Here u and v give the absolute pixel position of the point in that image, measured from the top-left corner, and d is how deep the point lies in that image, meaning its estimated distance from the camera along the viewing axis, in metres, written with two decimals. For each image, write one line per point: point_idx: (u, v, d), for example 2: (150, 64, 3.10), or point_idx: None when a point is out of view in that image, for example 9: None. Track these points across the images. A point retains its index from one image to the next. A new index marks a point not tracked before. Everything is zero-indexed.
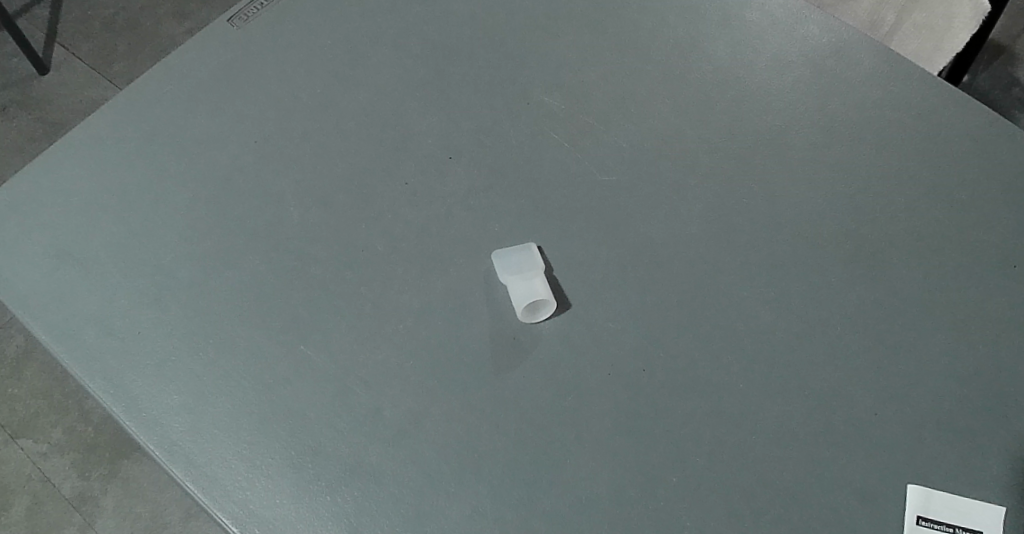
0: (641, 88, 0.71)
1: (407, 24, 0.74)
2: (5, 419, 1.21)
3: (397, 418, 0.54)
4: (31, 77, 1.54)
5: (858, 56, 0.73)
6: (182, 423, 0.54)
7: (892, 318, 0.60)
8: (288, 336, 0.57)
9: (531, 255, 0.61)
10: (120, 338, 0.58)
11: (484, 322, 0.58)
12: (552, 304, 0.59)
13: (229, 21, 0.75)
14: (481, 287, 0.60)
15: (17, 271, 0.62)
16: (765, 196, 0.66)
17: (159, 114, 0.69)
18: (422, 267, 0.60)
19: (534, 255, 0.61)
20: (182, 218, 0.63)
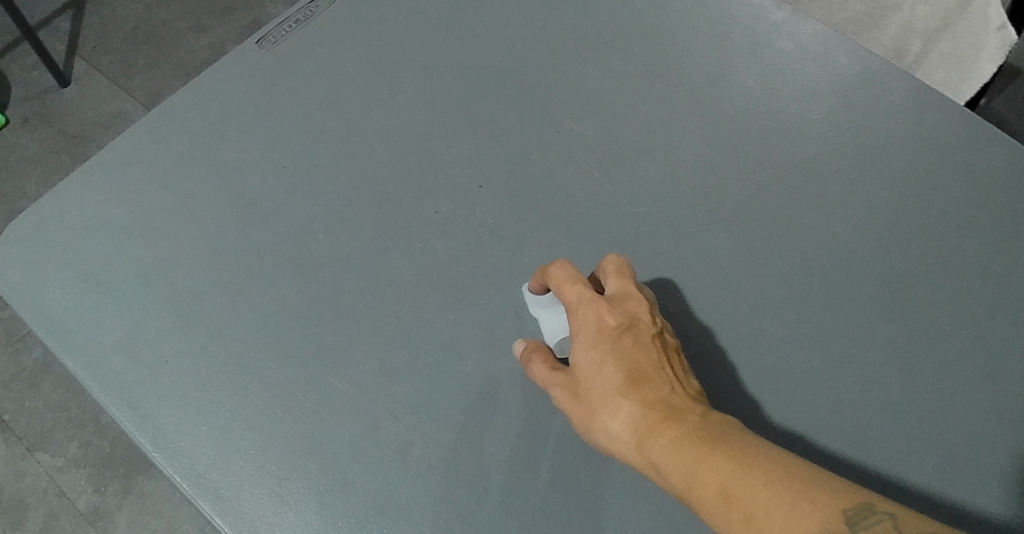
0: (671, 117, 0.71)
1: (437, 48, 0.74)
2: (23, 432, 1.21)
3: (426, 453, 0.54)
4: (52, 90, 1.55)
5: (888, 86, 0.73)
6: (210, 455, 0.54)
7: (924, 356, 0.60)
8: (318, 369, 0.57)
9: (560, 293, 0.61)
10: (148, 368, 0.58)
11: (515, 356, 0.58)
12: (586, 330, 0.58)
13: (257, 43, 0.74)
14: (512, 321, 0.60)
15: (43, 296, 0.61)
16: (796, 228, 0.65)
17: (186, 138, 0.68)
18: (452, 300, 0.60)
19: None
20: (210, 246, 0.62)
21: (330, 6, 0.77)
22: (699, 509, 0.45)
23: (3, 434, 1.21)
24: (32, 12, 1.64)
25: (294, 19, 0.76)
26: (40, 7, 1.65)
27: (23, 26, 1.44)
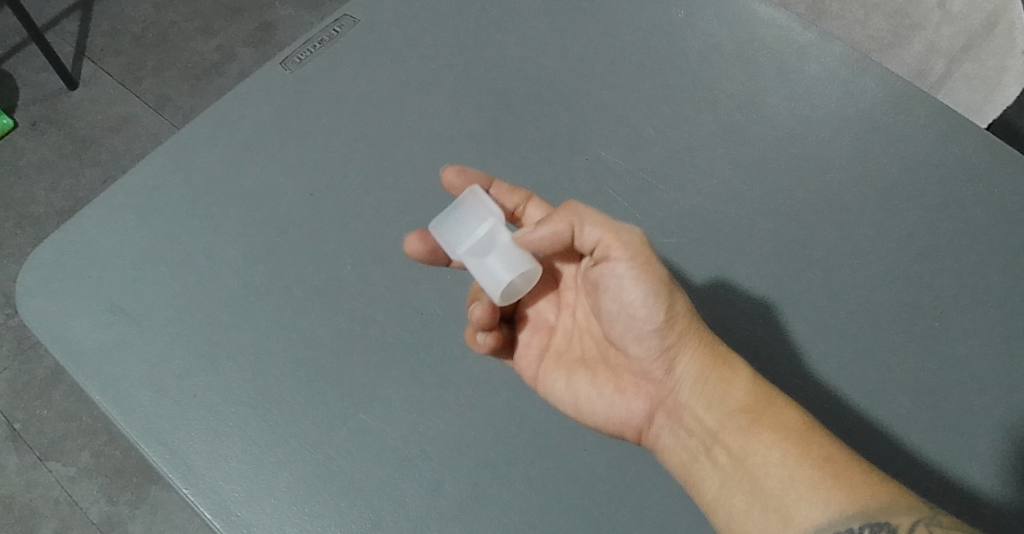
0: (699, 144, 0.71)
1: (463, 70, 0.74)
2: (34, 441, 1.21)
3: (459, 491, 0.54)
4: (60, 92, 1.53)
5: (917, 112, 0.72)
6: (241, 492, 0.53)
7: (944, 394, 0.61)
8: (348, 404, 0.56)
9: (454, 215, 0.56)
10: (175, 401, 0.57)
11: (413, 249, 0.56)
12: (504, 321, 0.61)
13: (282, 64, 0.73)
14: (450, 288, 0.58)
15: (69, 325, 0.60)
16: (824, 261, 0.66)
17: (211, 162, 0.67)
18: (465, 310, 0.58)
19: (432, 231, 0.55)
20: (237, 275, 0.62)
21: (355, 25, 0.76)
22: (772, 441, 0.49)
23: (14, 443, 1.21)
24: (40, 13, 1.62)
25: (318, 39, 0.75)
26: (48, 8, 1.62)
27: (32, 29, 1.42)
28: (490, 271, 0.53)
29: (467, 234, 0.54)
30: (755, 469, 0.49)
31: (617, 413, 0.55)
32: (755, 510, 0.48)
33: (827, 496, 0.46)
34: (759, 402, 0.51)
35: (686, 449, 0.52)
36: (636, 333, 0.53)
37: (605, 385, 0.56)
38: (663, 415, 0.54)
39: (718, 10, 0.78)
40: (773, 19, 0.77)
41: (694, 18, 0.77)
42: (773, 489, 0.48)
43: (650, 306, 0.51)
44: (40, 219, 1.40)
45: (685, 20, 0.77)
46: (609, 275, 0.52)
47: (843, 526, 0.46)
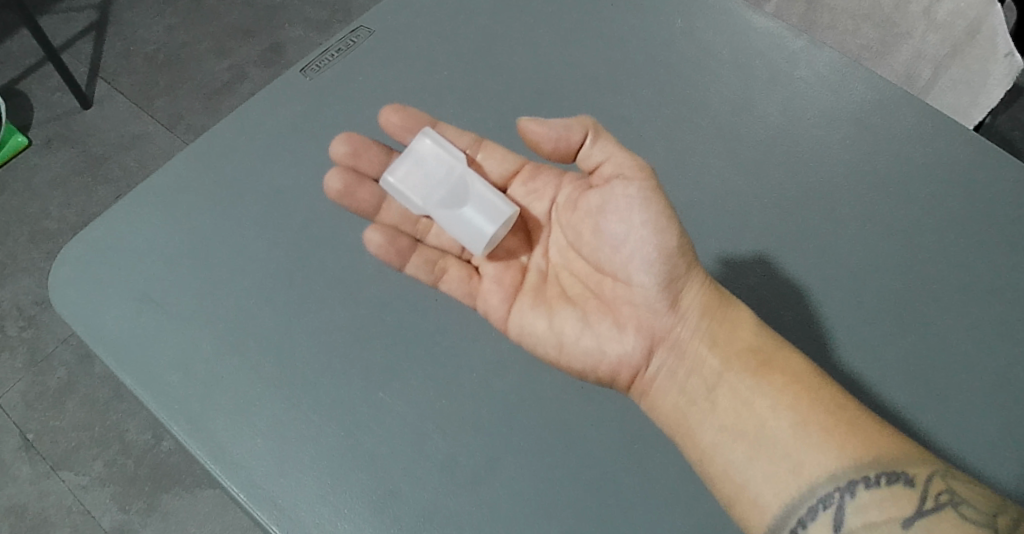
0: (698, 144, 0.75)
1: (472, 77, 0.78)
2: (46, 450, 1.17)
3: (474, 464, 0.57)
4: (74, 112, 1.50)
5: (903, 111, 0.76)
6: (265, 467, 0.56)
7: (933, 376, 0.65)
8: (368, 384, 0.59)
9: (414, 172, 0.61)
10: (201, 383, 0.60)
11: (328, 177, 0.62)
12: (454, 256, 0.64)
13: (302, 71, 0.77)
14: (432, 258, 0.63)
15: (99, 315, 0.63)
16: (817, 251, 0.70)
17: (235, 161, 0.71)
18: (461, 284, 0.62)
19: (398, 182, 0.61)
20: (261, 264, 0.65)
21: (370, 35, 0.80)
22: (781, 379, 0.54)
23: (26, 453, 1.16)
24: (54, 34, 1.61)
25: (337, 49, 0.78)
26: (63, 30, 1.61)
27: (46, 46, 1.40)
28: (471, 223, 0.60)
29: (443, 190, 0.60)
30: (763, 411, 0.54)
31: (615, 351, 0.58)
32: (763, 458, 0.53)
33: (842, 444, 0.51)
34: (768, 347, 0.56)
35: (684, 392, 0.57)
36: (641, 265, 0.57)
37: (595, 320, 0.59)
38: (658, 351, 0.58)
39: (715, 20, 0.82)
40: (766, 28, 0.81)
41: (691, 28, 0.81)
42: (782, 434, 0.53)
43: (660, 236, 0.56)
44: (54, 235, 1.36)
45: (682, 29, 0.81)
46: (619, 198, 0.56)
47: (851, 464, 0.50)
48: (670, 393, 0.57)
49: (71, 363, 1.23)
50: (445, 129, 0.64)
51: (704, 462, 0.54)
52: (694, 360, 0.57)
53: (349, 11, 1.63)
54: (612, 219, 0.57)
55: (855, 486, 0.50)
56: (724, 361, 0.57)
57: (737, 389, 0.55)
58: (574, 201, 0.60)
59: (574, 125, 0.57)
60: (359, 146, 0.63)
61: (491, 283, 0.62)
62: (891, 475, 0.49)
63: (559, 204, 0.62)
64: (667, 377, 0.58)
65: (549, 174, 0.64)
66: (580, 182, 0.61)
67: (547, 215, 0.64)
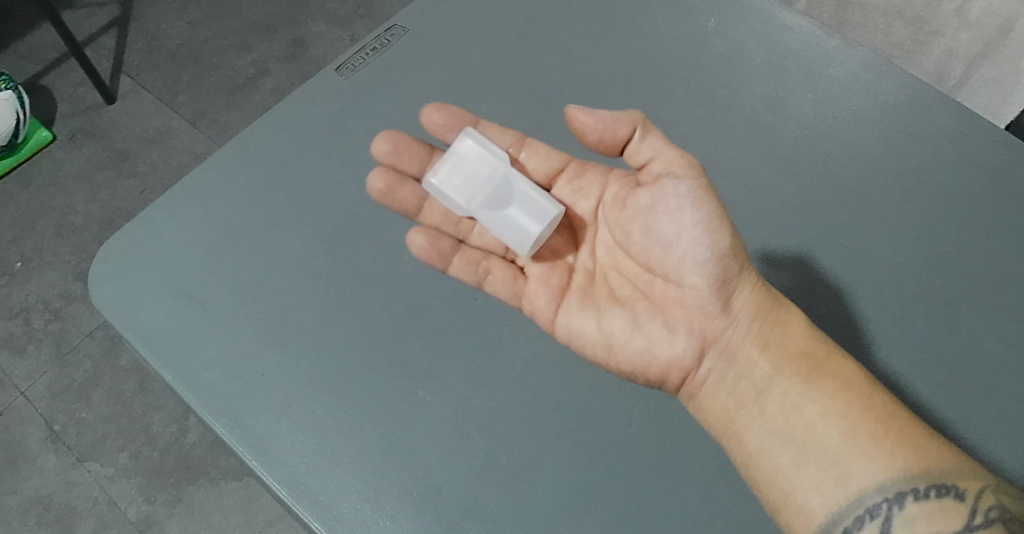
0: (731, 143, 0.75)
1: (505, 75, 0.78)
2: (73, 442, 1.16)
3: (514, 462, 0.59)
4: (98, 106, 1.50)
5: (937, 111, 0.76)
6: (308, 464, 0.58)
7: (968, 377, 0.65)
8: (411, 384, 0.61)
9: (457, 173, 0.62)
10: (242, 380, 0.61)
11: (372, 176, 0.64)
12: (496, 255, 0.66)
13: (337, 70, 0.78)
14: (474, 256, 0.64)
15: (140, 310, 0.64)
16: (851, 251, 0.70)
17: (273, 159, 0.72)
18: (506, 285, 0.64)
19: (443, 184, 0.62)
20: (300, 263, 0.66)
21: (405, 34, 0.80)
22: (831, 386, 0.57)
23: (54, 445, 1.16)
24: (77, 29, 1.60)
25: (372, 47, 0.79)
26: (85, 25, 1.61)
27: (70, 40, 1.39)
28: (518, 224, 0.62)
29: (488, 190, 0.62)
30: (812, 418, 0.56)
31: (665, 352, 0.60)
32: (812, 465, 0.55)
33: (891, 454, 0.54)
34: (819, 353, 0.58)
35: (732, 395, 0.59)
36: (692, 266, 0.59)
37: (645, 321, 0.61)
38: (707, 352, 0.60)
39: (747, 19, 0.82)
40: (799, 27, 0.81)
41: (723, 27, 0.81)
42: (832, 441, 0.55)
43: (712, 237, 0.58)
44: (79, 230, 1.35)
45: (715, 28, 0.81)
46: (670, 197, 0.58)
47: (899, 474, 0.53)
48: (718, 394, 0.60)
49: (97, 356, 1.23)
50: (487, 128, 0.66)
51: (753, 465, 0.57)
52: (744, 363, 0.60)
53: (370, 7, 1.63)
54: (664, 219, 0.59)
55: (903, 497, 0.53)
56: (774, 365, 0.59)
57: (787, 394, 0.58)
58: (622, 200, 0.62)
59: (622, 118, 0.59)
60: (400, 143, 0.65)
61: (537, 282, 0.63)
62: (940, 488, 0.52)
63: (605, 202, 0.64)
64: (717, 378, 0.60)
65: (594, 172, 0.66)
66: (627, 180, 0.63)
67: (593, 214, 0.66)
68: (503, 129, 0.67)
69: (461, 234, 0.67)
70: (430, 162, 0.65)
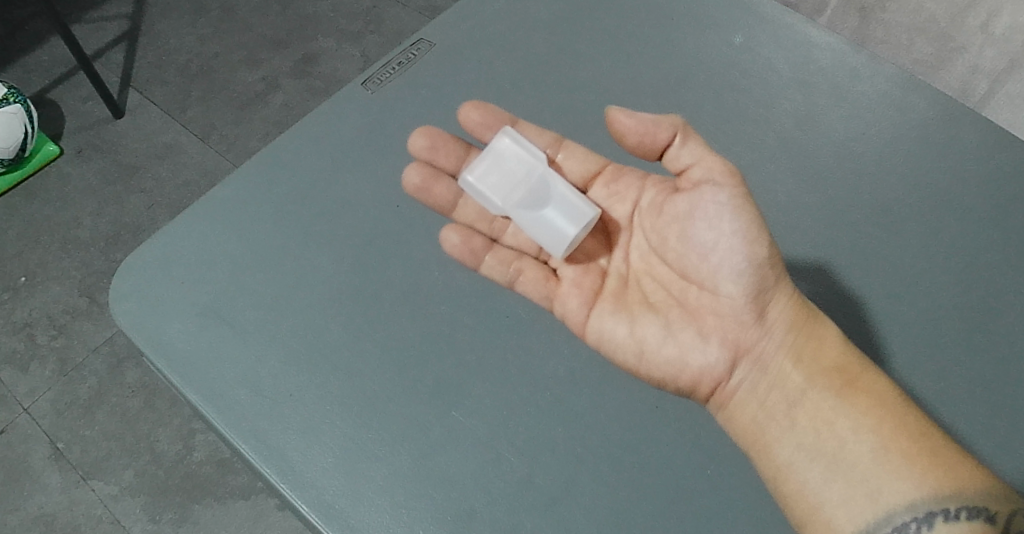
0: (761, 158, 0.74)
1: (532, 91, 0.78)
2: (77, 460, 1.13)
3: (549, 484, 0.58)
4: (105, 121, 1.48)
5: (969, 126, 0.75)
6: (338, 486, 0.57)
7: (1013, 395, 0.63)
8: (440, 404, 0.61)
9: (495, 172, 0.62)
10: (271, 400, 0.61)
11: (409, 170, 0.66)
12: (529, 255, 0.66)
13: (364, 84, 0.79)
14: (507, 256, 0.64)
15: (168, 330, 0.65)
16: (887, 267, 0.69)
17: (302, 177, 0.73)
18: (537, 287, 0.64)
19: (479, 181, 0.62)
20: (329, 282, 0.66)
21: (431, 48, 0.81)
22: (863, 400, 0.56)
23: (57, 462, 1.13)
24: (87, 44, 1.60)
25: (398, 61, 0.80)
26: (95, 39, 1.60)
27: (78, 53, 1.38)
28: (554, 225, 0.62)
29: (525, 190, 0.62)
30: (841, 432, 0.55)
31: (698, 361, 0.58)
32: (841, 480, 0.54)
33: (923, 473, 0.52)
34: (853, 368, 0.57)
35: (764, 406, 0.58)
36: (729, 275, 0.57)
37: (678, 329, 0.59)
38: (741, 363, 0.59)
39: (774, 35, 0.81)
40: (827, 43, 0.80)
41: (752, 43, 0.81)
42: (862, 457, 0.54)
43: (751, 246, 0.57)
44: (86, 244, 1.33)
45: (743, 43, 0.81)
46: (708, 204, 0.57)
47: (928, 494, 0.51)
48: (750, 406, 0.58)
49: (103, 372, 1.20)
50: (525, 129, 0.67)
51: (779, 479, 0.56)
52: (777, 375, 0.58)
53: (381, 23, 1.60)
54: (702, 225, 0.58)
55: (934, 518, 0.51)
56: (807, 379, 0.58)
57: (819, 408, 0.56)
58: (659, 206, 0.61)
59: (663, 122, 0.58)
60: (437, 140, 0.66)
61: (570, 285, 0.63)
62: (971, 510, 0.50)
63: (642, 207, 0.64)
64: (749, 389, 0.59)
65: (631, 177, 0.66)
66: (664, 186, 0.62)
67: (629, 218, 0.65)
68: (541, 130, 0.68)
69: (494, 234, 0.68)
70: (466, 159, 0.66)
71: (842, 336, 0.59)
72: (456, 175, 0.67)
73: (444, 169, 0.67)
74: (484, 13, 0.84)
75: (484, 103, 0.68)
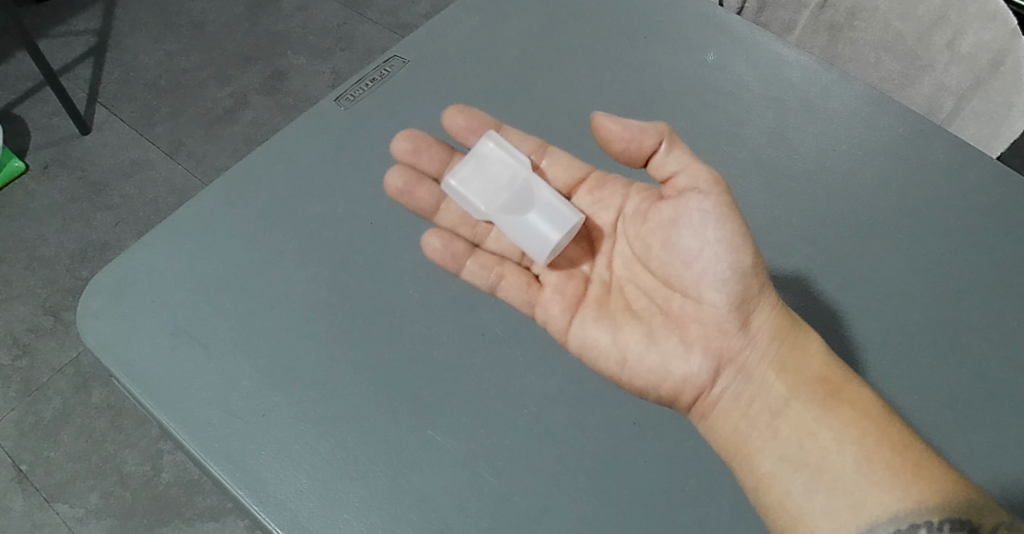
0: (735, 175, 0.75)
1: (508, 109, 0.78)
2: (40, 483, 1.09)
3: (528, 503, 0.58)
4: (72, 137, 1.45)
5: (936, 142, 0.76)
6: (313, 507, 0.56)
7: (984, 406, 0.64)
8: (417, 423, 0.60)
9: (478, 176, 0.65)
10: (243, 420, 0.60)
11: (392, 173, 0.67)
12: (512, 261, 0.68)
13: (336, 100, 0.78)
14: (488, 261, 0.66)
15: (137, 350, 0.63)
16: (860, 281, 0.69)
17: (275, 194, 0.71)
18: (519, 292, 0.65)
19: (462, 185, 0.65)
20: (304, 300, 0.65)
21: (405, 65, 0.81)
22: (847, 410, 0.56)
23: (19, 485, 1.09)
24: (54, 59, 1.57)
25: (372, 78, 0.79)
26: (62, 54, 1.58)
27: (44, 68, 1.36)
28: (536, 229, 0.63)
29: (508, 195, 0.64)
30: (825, 442, 0.55)
31: (680, 369, 0.60)
32: (823, 491, 0.54)
33: (906, 485, 0.52)
34: (838, 379, 0.57)
35: (746, 414, 0.59)
36: (712, 283, 0.59)
37: (661, 336, 0.61)
38: (723, 371, 0.60)
39: (746, 54, 0.82)
40: (797, 61, 0.82)
41: (723, 61, 0.82)
42: (845, 468, 0.54)
43: (735, 255, 0.58)
44: (50, 262, 1.30)
45: (714, 61, 0.81)
46: (693, 212, 0.58)
47: (912, 505, 0.52)
48: (731, 414, 0.59)
49: (67, 393, 1.16)
50: (508, 135, 0.69)
51: (761, 490, 0.56)
52: (760, 383, 0.59)
53: (353, 40, 1.60)
54: (686, 232, 0.59)
55: (917, 530, 0.51)
56: (791, 389, 0.58)
57: (802, 418, 0.57)
58: (644, 213, 0.63)
59: (649, 129, 0.59)
60: (420, 143, 0.68)
61: (552, 292, 0.65)
62: (955, 522, 0.50)
63: (626, 215, 0.66)
64: (732, 398, 0.60)
65: (616, 184, 0.67)
66: (649, 194, 0.64)
67: (612, 226, 0.67)
68: (526, 135, 0.69)
69: (476, 238, 0.70)
70: (449, 163, 0.68)
71: (826, 346, 0.59)
72: (438, 178, 0.68)
73: (426, 172, 0.68)
74: (458, 30, 0.84)
75: (468, 108, 0.69)
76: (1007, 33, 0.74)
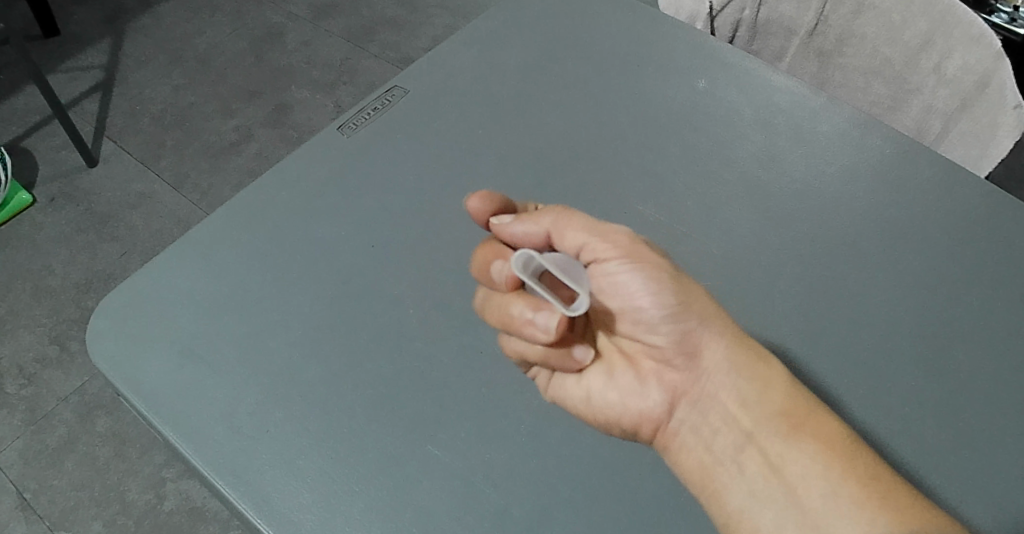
0: (725, 197, 0.77)
1: (505, 134, 0.81)
2: (44, 511, 1.09)
3: (525, 515, 0.58)
4: (79, 169, 1.49)
5: (919, 164, 0.79)
6: (315, 522, 0.57)
7: (975, 415, 0.64)
8: (416, 438, 0.61)
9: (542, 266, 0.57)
10: (249, 437, 0.61)
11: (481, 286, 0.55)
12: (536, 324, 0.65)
13: (339, 129, 0.81)
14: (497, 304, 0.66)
15: (145, 369, 0.65)
16: (850, 297, 0.71)
17: (278, 220, 0.73)
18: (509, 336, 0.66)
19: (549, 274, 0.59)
20: (306, 321, 0.67)
21: (405, 95, 0.83)
22: (808, 444, 0.58)
23: (22, 513, 1.09)
24: (63, 93, 1.60)
25: (373, 107, 0.82)
26: (71, 88, 1.62)
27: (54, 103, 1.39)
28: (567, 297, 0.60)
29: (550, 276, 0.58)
30: (792, 476, 0.58)
31: (641, 409, 0.63)
32: (793, 523, 0.56)
33: (874, 517, 0.54)
34: (802, 411, 0.59)
35: (708, 450, 0.61)
36: (648, 328, 0.62)
37: (620, 376, 0.65)
38: (680, 405, 0.63)
39: (736, 80, 0.85)
40: (785, 87, 0.84)
41: (713, 88, 0.84)
42: (813, 503, 0.56)
43: (657, 298, 0.61)
44: (57, 292, 1.32)
45: (705, 88, 0.84)
46: (607, 269, 0.62)
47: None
48: (693, 447, 0.62)
49: (72, 422, 1.17)
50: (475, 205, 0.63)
51: (731, 525, 0.57)
52: (720, 417, 0.62)
53: (355, 74, 1.63)
54: (609, 286, 0.62)
55: None
56: (755, 422, 0.60)
57: (767, 452, 0.59)
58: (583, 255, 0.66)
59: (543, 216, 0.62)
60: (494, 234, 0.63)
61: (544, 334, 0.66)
62: None
63: None
64: (688, 429, 0.63)
65: None
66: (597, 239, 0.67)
67: None
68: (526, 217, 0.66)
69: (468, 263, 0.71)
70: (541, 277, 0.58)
71: (788, 377, 0.60)
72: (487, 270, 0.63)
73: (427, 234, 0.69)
74: (457, 62, 0.87)
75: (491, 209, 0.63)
76: (991, 54, 0.78)
